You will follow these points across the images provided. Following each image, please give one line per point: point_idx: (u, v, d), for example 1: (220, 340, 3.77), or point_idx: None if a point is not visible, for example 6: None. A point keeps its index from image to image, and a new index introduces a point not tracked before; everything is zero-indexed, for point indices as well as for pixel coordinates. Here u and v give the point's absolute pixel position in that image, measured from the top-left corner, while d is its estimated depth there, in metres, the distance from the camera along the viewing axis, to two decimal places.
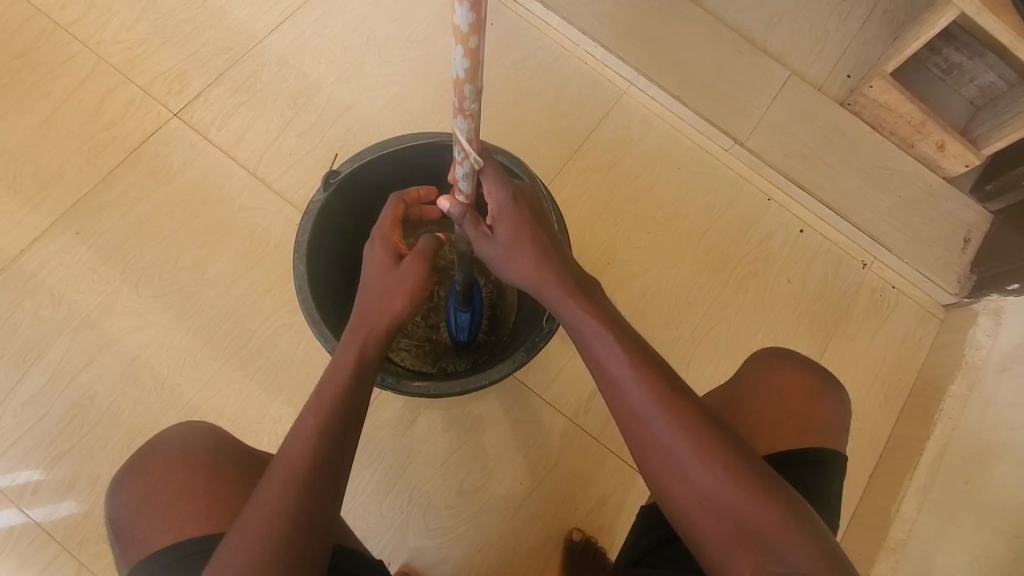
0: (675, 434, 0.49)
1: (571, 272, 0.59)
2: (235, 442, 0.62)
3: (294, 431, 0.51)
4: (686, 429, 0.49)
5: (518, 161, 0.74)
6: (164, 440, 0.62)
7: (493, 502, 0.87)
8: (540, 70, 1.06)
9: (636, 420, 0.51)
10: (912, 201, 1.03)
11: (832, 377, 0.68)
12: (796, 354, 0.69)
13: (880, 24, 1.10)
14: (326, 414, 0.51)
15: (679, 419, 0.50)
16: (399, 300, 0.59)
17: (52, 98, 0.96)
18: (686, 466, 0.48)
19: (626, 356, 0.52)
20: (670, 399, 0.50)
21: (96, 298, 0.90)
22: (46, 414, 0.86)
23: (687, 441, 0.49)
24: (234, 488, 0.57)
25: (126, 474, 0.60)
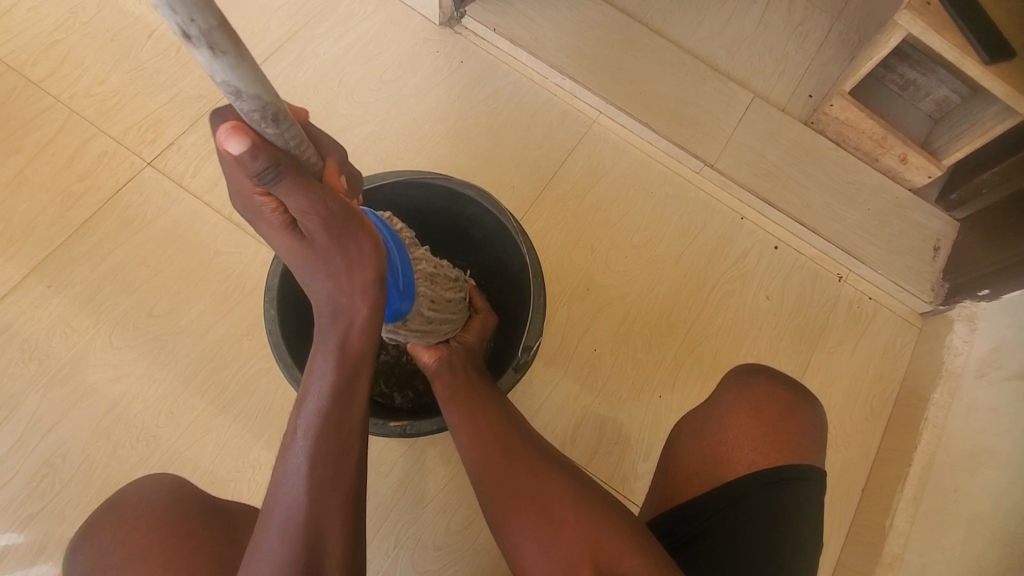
0: (551, 523, 0.54)
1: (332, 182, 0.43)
2: (198, 493, 0.62)
3: (277, 507, 0.48)
4: (565, 521, 0.54)
5: (489, 195, 0.71)
6: (128, 493, 0.62)
7: (483, 539, 0.85)
8: (511, 104, 1.08)
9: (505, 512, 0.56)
10: (880, 214, 1.05)
11: (808, 393, 0.69)
12: (774, 368, 0.71)
13: (836, 47, 1.15)
14: (315, 479, 0.48)
15: (560, 509, 0.55)
16: (360, 274, 0.48)
17: (24, 152, 0.96)
18: (552, 537, 0.53)
19: (489, 448, 0.61)
20: (557, 488, 0.56)
21: (68, 350, 0.88)
22: (16, 473, 0.83)
23: (549, 518, 0.54)
24: (191, 543, 0.57)
25: (86, 532, 0.60)
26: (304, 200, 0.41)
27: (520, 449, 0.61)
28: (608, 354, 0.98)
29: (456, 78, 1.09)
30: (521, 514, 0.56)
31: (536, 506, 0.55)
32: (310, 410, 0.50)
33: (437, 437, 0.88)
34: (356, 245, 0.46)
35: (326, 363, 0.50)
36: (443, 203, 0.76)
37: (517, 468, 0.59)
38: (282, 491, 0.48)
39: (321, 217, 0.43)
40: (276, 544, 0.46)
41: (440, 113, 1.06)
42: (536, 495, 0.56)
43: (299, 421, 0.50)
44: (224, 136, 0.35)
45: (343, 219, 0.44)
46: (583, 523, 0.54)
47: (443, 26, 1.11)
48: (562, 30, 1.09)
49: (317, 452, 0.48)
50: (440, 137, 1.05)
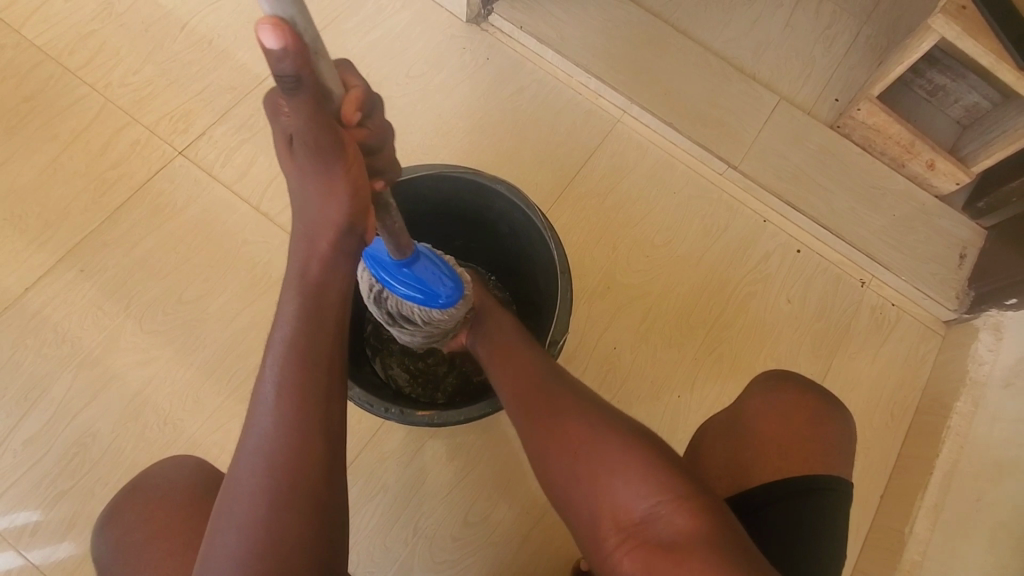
0: (589, 476, 0.50)
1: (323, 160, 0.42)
2: (221, 477, 0.63)
3: (250, 438, 0.46)
4: (605, 471, 0.50)
5: (518, 190, 0.72)
6: (153, 473, 0.63)
7: (499, 532, 0.86)
8: (536, 101, 1.09)
9: (549, 457, 0.53)
10: (906, 219, 1.04)
11: (834, 399, 0.69)
12: (801, 375, 0.70)
13: (864, 50, 1.14)
14: (285, 406, 0.46)
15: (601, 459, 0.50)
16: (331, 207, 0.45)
17: (59, 140, 0.99)
18: (604, 481, 0.50)
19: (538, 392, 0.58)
20: (604, 437, 0.51)
21: (99, 334, 0.90)
22: (46, 452, 0.85)
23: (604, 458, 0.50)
24: (208, 528, 0.58)
25: (110, 512, 0.62)
26: (300, 115, 0.38)
27: (560, 398, 0.56)
28: (628, 353, 0.98)
29: (481, 74, 1.09)
30: (556, 462, 0.52)
31: (577, 452, 0.51)
32: (281, 335, 0.48)
33: (455, 430, 0.89)
34: (336, 183, 0.44)
35: (293, 291, 0.49)
36: (473, 197, 0.77)
37: (557, 416, 0.54)
38: (255, 418, 0.46)
39: (313, 147, 0.40)
40: (251, 467, 0.45)
41: (464, 109, 1.07)
42: (576, 440, 0.52)
43: (270, 345, 0.48)
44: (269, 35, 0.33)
45: (336, 148, 0.41)
46: (627, 474, 0.49)
47: (470, 23, 1.12)
48: (588, 29, 1.09)
49: (285, 376, 0.47)
50: (464, 132, 1.06)
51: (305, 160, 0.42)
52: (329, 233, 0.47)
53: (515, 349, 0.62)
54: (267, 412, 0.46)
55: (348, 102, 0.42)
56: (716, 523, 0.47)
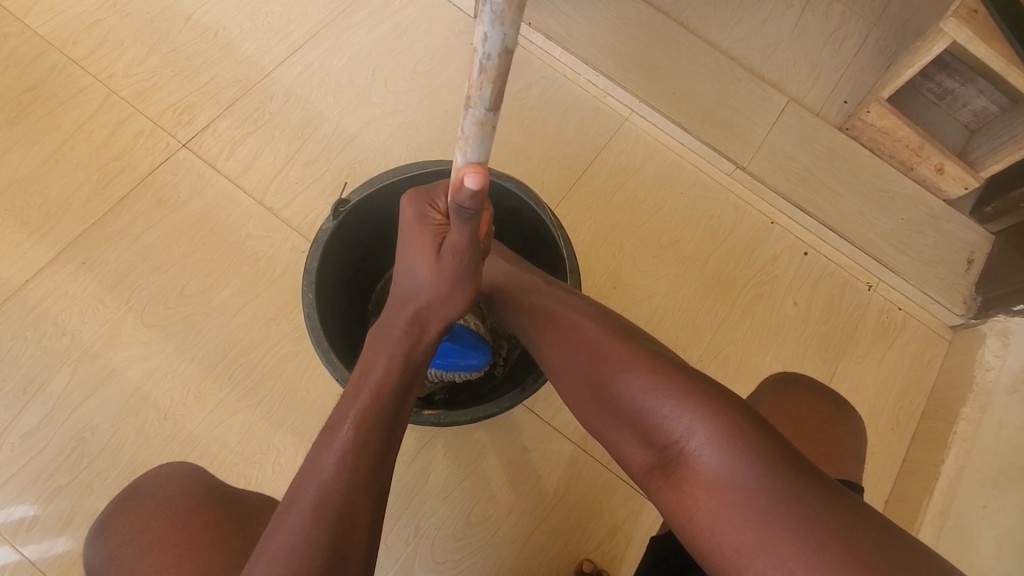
0: (624, 401, 0.52)
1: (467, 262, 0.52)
2: (214, 485, 0.62)
3: (310, 484, 0.46)
4: (628, 406, 0.51)
5: (529, 189, 0.73)
6: (147, 481, 0.62)
7: (502, 532, 0.85)
8: (543, 98, 1.08)
9: (590, 390, 0.55)
10: (913, 223, 1.04)
11: (844, 402, 0.69)
12: (810, 377, 0.70)
13: (873, 52, 1.13)
14: (356, 463, 0.48)
15: (621, 393, 0.52)
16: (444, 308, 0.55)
17: (62, 130, 0.97)
18: (642, 405, 0.50)
19: (573, 328, 0.59)
20: (624, 371, 0.52)
21: (99, 328, 0.89)
22: (45, 447, 0.84)
23: (639, 381, 0.51)
24: (206, 535, 0.57)
25: (104, 520, 0.61)
26: (467, 238, 0.49)
27: (591, 331, 0.58)
28: None
29: None
30: (594, 398, 0.55)
31: (603, 391, 0.54)
32: (365, 399, 0.51)
33: (458, 430, 0.89)
34: (464, 287, 0.54)
35: (391, 363, 0.54)
36: None
37: (590, 348, 0.56)
38: (318, 466, 0.47)
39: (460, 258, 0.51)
40: (305, 512, 0.45)
41: None
42: (599, 378, 0.54)
43: (353, 403, 0.51)
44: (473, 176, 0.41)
45: (473, 268, 0.53)
46: (648, 405, 0.50)
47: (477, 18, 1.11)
48: (597, 27, 1.09)
49: (364, 436, 0.49)
50: None
51: (450, 268, 0.52)
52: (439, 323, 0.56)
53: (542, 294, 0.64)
54: (335, 464, 0.47)
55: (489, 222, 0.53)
56: (738, 444, 0.45)
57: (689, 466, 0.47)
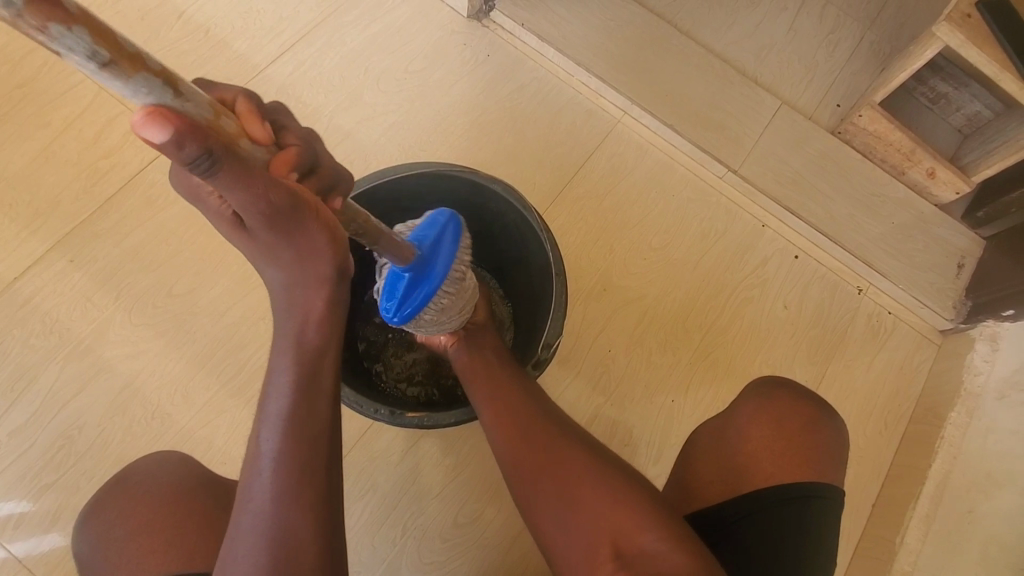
0: (586, 512, 0.57)
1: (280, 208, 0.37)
2: (203, 472, 0.63)
3: (246, 511, 0.46)
4: (591, 515, 0.56)
5: (514, 191, 0.72)
6: (136, 470, 0.62)
7: (488, 534, 0.85)
8: (536, 99, 1.08)
9: (546, 493, 0.59)
10: (904, 227, 1.04)
11: (828, 405, 0.69)
12: (796, 380, 0.70)
13: (866, 56, 1.13)
14: (282, 481, 0.46)
15: (592, 505, 0.57)
16: (317, 264, 0.43)
17: (51, 127, 0.97)
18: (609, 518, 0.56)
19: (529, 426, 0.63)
20: (594, 484, 0.58)
21: (88, 326, 0.89)
22: (33, 443, 0.84)
23: (603, 497, 0.57)
24: (192, 523, 0.58)
25: (91, 512, 0.61)
26: (242, 185, 0.34)
27: (548, 433, 0.62)
28: (622, 357, 0.97)
29: (481, 71, 1.08)
30: (552, 500, 0.58)
31: (567, 500, 0.58)
32: (274, 409, 0.47)
33: (446, 431, 0.88)
34: (315, 237, 0.41)
35: (284, 360, 0.47)
36: (466, 195, 0.77)
37: (548, 452, 0.60)
38: (251, 488, 0.46)
39: (269, 213, 0.37)
40: (251, 541, 0.45)
41: (463, 106, 1.06)
42: (576, 486, 0.58)
43: (264, 418, 0.47)
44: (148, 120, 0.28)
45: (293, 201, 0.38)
46: (618, 517, 0.56)
47: (471, 18, 1.11)
48: (590, 28, 1.08)
49: (283, 452, 0.47)
50: (462, 129, 1.05)
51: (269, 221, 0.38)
52: (321, 298, 0.46)
53: (497, 386, 0.67)
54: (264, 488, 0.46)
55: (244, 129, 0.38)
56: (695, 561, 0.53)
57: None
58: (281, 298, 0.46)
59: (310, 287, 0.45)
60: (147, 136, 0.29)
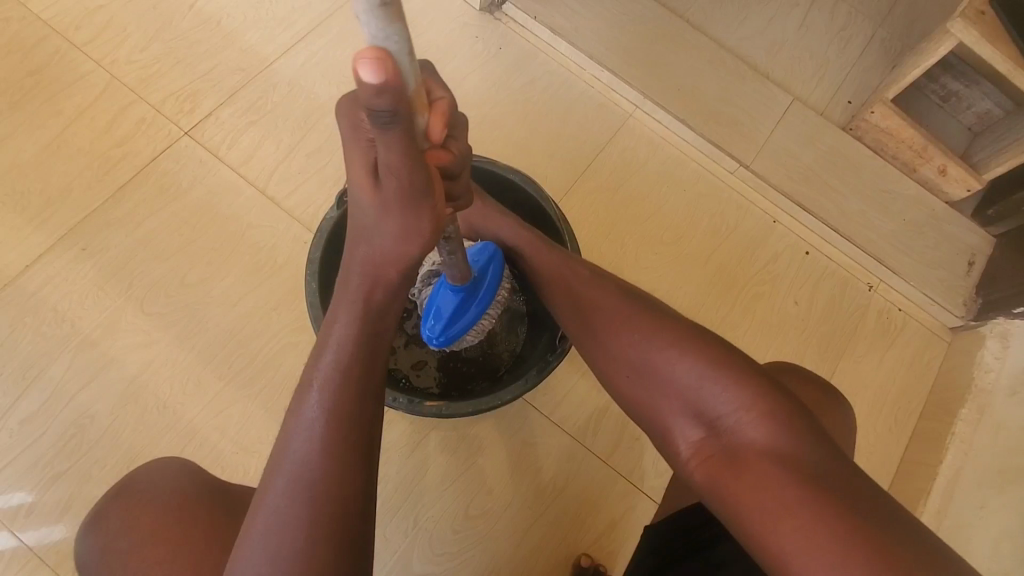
0: (669, 378, 0.54)
1: (412, 183, 0.44)
2: (202, 477, 0.62)
3: (284, 461, 0.47)
4: (674, 385, 0.54)
5: (533, 180, 0.74)
6: (138, 478, 0.62)
7: (499, 526, 0.85)
8: (548, 93, 1.08)
9: (630, 365, 0.57)
10: (915, 224, 1.04)
11: (836, 393, 0.68)
12: (804, 367, 0.69)
13: (878, 53, 1.13)
14: (326, 434, 0.47)
15: (674, 373, 0.54)
16: (413, 234, 0.49)
17: (63, 116, 0.97)
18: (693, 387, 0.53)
19: (610, 306, 0.61)
20: (676, 352, 0.55)
21: (99, 315, 0.89)
22: (44, 432, 0.84)
23: (686, 363, 0.54)
24: (197, 532, 0.57)
25: (99, 513, 0.60)
26: (399, 152, 0.40)
27: (628, 313, 0.60)
28: None
29: (494, 65, 1.08)
30: (632, 372, 0.57)
31: (650, 369, 0.55)
32: (328, 365, 0.50)
33: (458, 423, 0.88)
34: (421, 215, 0.48)
35: (351, 319, 0.52)
36: (484, 186, 0.78)
37: (629, 328, 0.59)
38: (297, 433, 0.48)
39: (401, 178, 0.43)
40: (285, 488, 0.46)
41: (475, 99, 1.06)
42: (656, 357, 0.55)
43: (317, 372, 0.50)
44: (367, 62, 0.34)
45: (423, 185, 0.45)
46: (702, 384, 0.53)
47: (483, 11, 1.10)
48: (604, 22, 1.08)
49: (330, 406, 0.48)
50: (474, 122, 1.05)
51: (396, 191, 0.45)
52: (395, 268, 0.52)
53: (584, 278, 0.65)
54: (305, 437, 0.47)
55: (436, 119, 0.45)
56: (790, 427, 0.49)
57: (742, 441, 0.49)
58: (364, 259, 0.52)
59: (389, 255, 0.51)
60: (359, 74, 0.34)
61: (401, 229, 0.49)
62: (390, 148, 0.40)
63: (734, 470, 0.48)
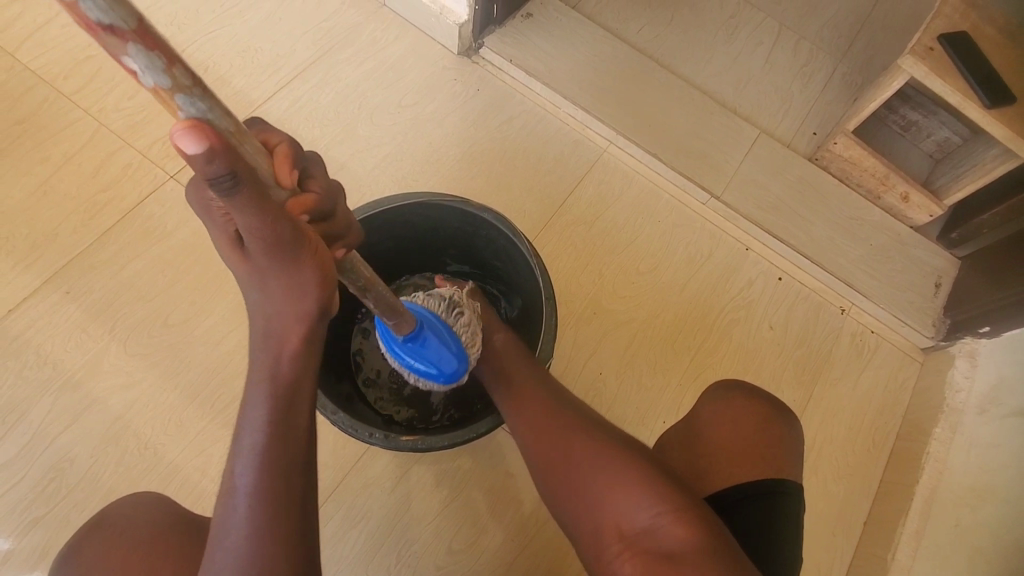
0: (590, 479, 0.56)
1: (291, 242, 0.37)
2: (173, 508, 0.62)
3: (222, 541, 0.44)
4: (593, 490, 0.56)
5: (505, 219, 0.75)
6: (113, 512, 0.61)
7: (483, 559, 0.85)
8: (524, 131, 1.12)
9: (557, 470, 0.59)
10: (882, 249, 1.08)
11: (786, 407, 0.71)
12: (753, 385, 0.72)
13: (839, 88, 1.19)
14: (265, 510, 0.44)
15: (593, 479, 0.56)
16: (303, 299, 0.42)
17: (50, 162, 0.99)
18: (613, 493, 0.55)
19: (537, 410, 0.65)
20: (596, 459, 0.57)
21: (83, 357, 0.89)
22: (23, 478, 0.83)
23: (606, 466, 0.56)
24: (169, 565, 0.57)
25: (72, 550, 0.60)
26: (256, 213, 0.33)
27: (555, 412, 0.63)
28: (613, 379, 0.99)
29: (472, 105, 1.12)
30: (557, 476, 0.59)
31: (571, 476, 0.58)
32: (249, 439, 0.45)
33: (441, 455, 0.89)
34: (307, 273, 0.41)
35: (263, 394, 0.45)
36: (461, 224, 0.80)
37: (554, 429, 0.62)
38: (230, 509, 0.45)
39: (275, 240, 0.36)
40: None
41: (455, 138, 1.10)
42: (578, 459, 0.58)
43: (240, 446, 0.45)
44: (188, 143, 0.28)
45: (299, 237, 0.38)
46: (610, 488, 0.55)
47: (461, 55, 1.15)
48: (576, 64, 1.13)
49: (257, 501, 0.44)
50: (454, 160, 1.08)
51: (268, 250, 0.37)
52: (300, 333, 0.45)
53: (522, 377, 0.69)
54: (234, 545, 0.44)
55: (281, 165, 0.41)
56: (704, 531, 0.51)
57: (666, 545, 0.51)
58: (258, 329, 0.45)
59: (287, 323, 0.43)
60: (184, 150, 0.28)
61: (293, 293, 0.42)
62: (243, 213, 0.33)
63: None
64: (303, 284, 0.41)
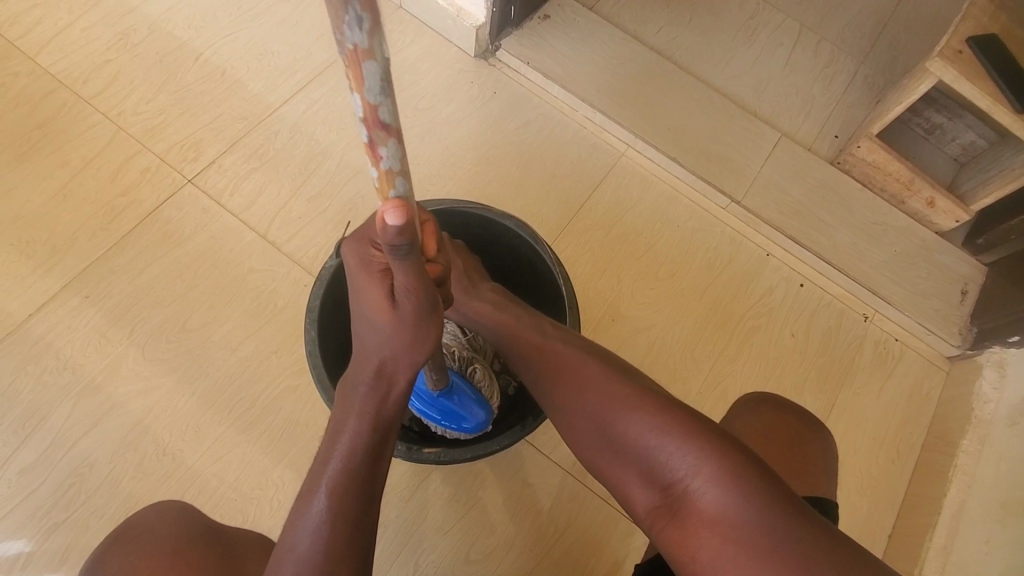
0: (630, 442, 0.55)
1: (424, 304, 0.49)
2: (197, 519, 0.62)
3: (289, 558, 0.48)
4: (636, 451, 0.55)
5: (527, 226, 0.74)
6: (137, 523, 0.61)
7: (501, 569, 0.84)
8: (542, 135, 1.11)
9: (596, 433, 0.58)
10: (907, 254, 1.05)
11: (818, 422, 0.70)
12: (784, 398, 0.71)
13: (861, 89, 1.17)
14: (333, 525, 0.50)
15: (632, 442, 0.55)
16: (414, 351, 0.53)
17: (70, 166, 0.99)
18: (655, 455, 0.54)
19: (568, 368, 0.62)
20: (633, 418, 0.56)
21: (101, 362, 0.89)
22: (42, 482, 0.84)
23: (646, 428, 0.55)
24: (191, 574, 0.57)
25: (92, 566, 0.60)
26: (413, 275, 0.45)
27: (587, 371, 0.61)
28: None
29: (489, 107, 1.11)
30: (596, 437, 0.58)
31: (610, 438, 0.57)
32: (335, 465, 0.53)
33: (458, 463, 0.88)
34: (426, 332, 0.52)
35: (358, 425, 0.54)
36: (480, 230, 0.79)
37: (587, 391, 0.60)
38: (303, 521, 0.50)
39: (416, 299, 0.48)
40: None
41: (472, 141, 1.09)
42: (615, 422, 0.57)
43: (325, 469, 0.52)
44: (392, 212, 0.39)
45: (432, 305, 0.49)
46: (654, 447, 0.54)
47: (478, 58, 1.14)
48: (594, 67, 1.12)
49: (335, 503, 0.51)
50: (471, 164, 1.07)
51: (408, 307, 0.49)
52: (405, 377, 0.55)
53: (547, 335, 0.66)
54: (310, 539, 0.49)
55: (429, 237, 0.53)
56: (755, 490, 0.49)
57: (697, 507, 0.50)
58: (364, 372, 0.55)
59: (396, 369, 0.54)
60: (385, 217, 0.40)
61: (410, 344, 0.53)
62: (403, 272, 0.44)
63: (708, 539, 0.49)
64: (418, 342, 0.53)
